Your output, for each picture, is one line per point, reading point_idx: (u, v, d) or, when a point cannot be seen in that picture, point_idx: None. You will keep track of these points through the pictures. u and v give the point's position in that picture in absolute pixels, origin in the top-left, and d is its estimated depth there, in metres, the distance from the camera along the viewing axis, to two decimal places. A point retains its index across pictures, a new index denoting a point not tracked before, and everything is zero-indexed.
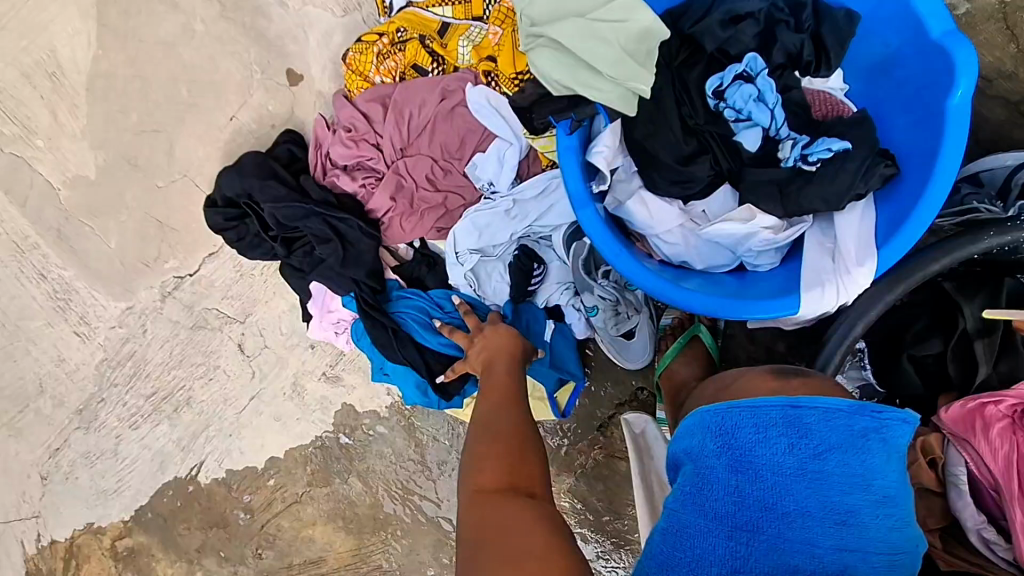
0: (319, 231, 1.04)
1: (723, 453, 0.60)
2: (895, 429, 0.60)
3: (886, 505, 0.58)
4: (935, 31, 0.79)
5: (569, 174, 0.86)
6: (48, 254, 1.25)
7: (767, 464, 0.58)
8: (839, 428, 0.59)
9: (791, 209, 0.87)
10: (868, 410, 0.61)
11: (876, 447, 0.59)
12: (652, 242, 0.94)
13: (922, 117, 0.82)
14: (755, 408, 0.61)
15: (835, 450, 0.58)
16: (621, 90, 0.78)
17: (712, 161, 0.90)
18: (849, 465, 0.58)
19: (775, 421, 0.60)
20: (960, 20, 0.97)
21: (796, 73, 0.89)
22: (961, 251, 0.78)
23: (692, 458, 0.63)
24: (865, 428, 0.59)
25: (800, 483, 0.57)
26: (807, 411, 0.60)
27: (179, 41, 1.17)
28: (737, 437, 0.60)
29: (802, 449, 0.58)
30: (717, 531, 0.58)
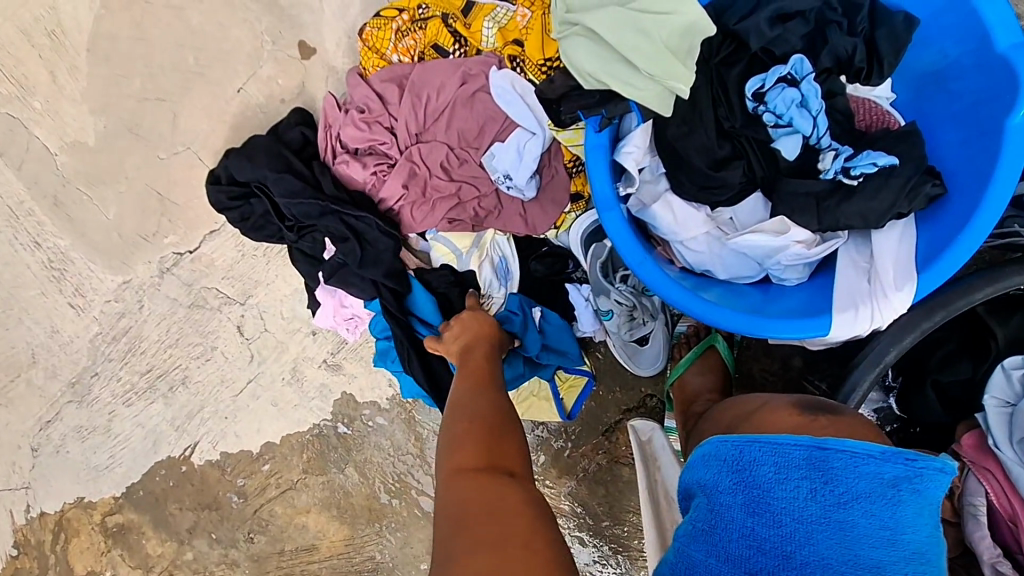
0: (333, 228, 1.00)
1: (740, 492, 0.58)
2: (931, 479, 0.56)
3: (915, 562, 0.55)
4: (1001, 43, 0.73)
5: (596, 173, 0.81)
6: (43, 221, 1.20)
7: (785, 507, 0.56)
8: (868, 476, 0.55)
9: (826, 222, 0.82)
10: (901, 456, 0.56)
11: (908, 498, 0.55)
12: (676, 249, 0.90)
13: (977, 136, 0.77)
14: (778, 446, 0.58)
15: (862, 500, 0.54)
16: (659, 90, 0.72)
17: (746, 167, 0.86)
18: (874, 516, 0.54)
19: (800, 462, 0.57)
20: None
21: (842, 78, 0.83)
22: (1006, 282, 0.74)
23: (707, 490, 0.61)
24: (896, 477, 0.55)
25: (821, 532, 0.55)
26: (834, 454, 0.56)
27: (187, 4, 1.11)
28: (755, 475, 0.58)
29: (824, 495, 0.55)
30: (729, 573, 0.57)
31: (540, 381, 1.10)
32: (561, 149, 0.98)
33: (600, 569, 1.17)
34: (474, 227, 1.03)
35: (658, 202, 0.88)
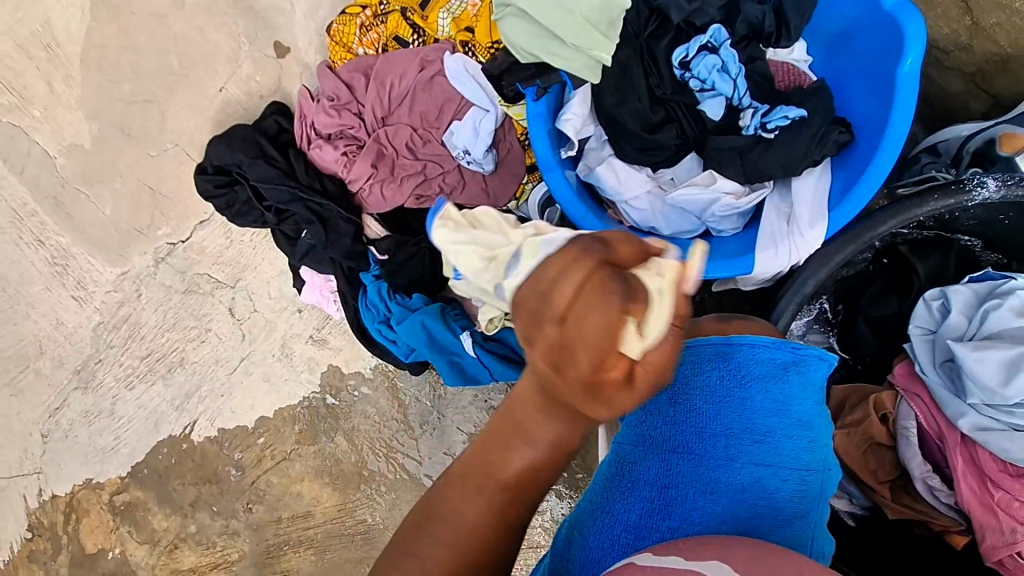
0: (301, 214, 1.10)
1: (665, 388, 0.67)
2: (811, 367, 0.66)
3: (800, 428, 0.66)
4: (888, 2, 0.82)
5: (538, 139, 0.90)
6: (46, 221, 1.29)
7: (698, 393, 0.66)
8: (764, 362, 0.66)
9: (751, 174, 0.91)
10: (790, 346, 0.67)
11: (794, 378, 0.66)
12: (622, 208, 0.98)
13: (877, 86, 0.86)
14: (693, 346, 0.67)
15: (759, 380, 0.66)
16: (587, 59, 0.83)
17: (678, 129, 0.95)
18: (769, 394, 0.66)
19: (711, 357, 0.67)
20: None
21: (760, 45, 0.93)
22: (910, 214, 0.83)
23: (640, 397, 0.70)
24: (786, 362, 0.66)
25: (726, 409, 0.66)
26: (739, 347, 0.66)
27: (170, 12, 1.21)
28: (676, 373, 0.67)
29: (730, 380, 0.66)
30: (653, 454, 0.67)
31: None
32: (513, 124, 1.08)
33: None
34: (440, 201, 1.12)
35: (602, 165, 0.96)
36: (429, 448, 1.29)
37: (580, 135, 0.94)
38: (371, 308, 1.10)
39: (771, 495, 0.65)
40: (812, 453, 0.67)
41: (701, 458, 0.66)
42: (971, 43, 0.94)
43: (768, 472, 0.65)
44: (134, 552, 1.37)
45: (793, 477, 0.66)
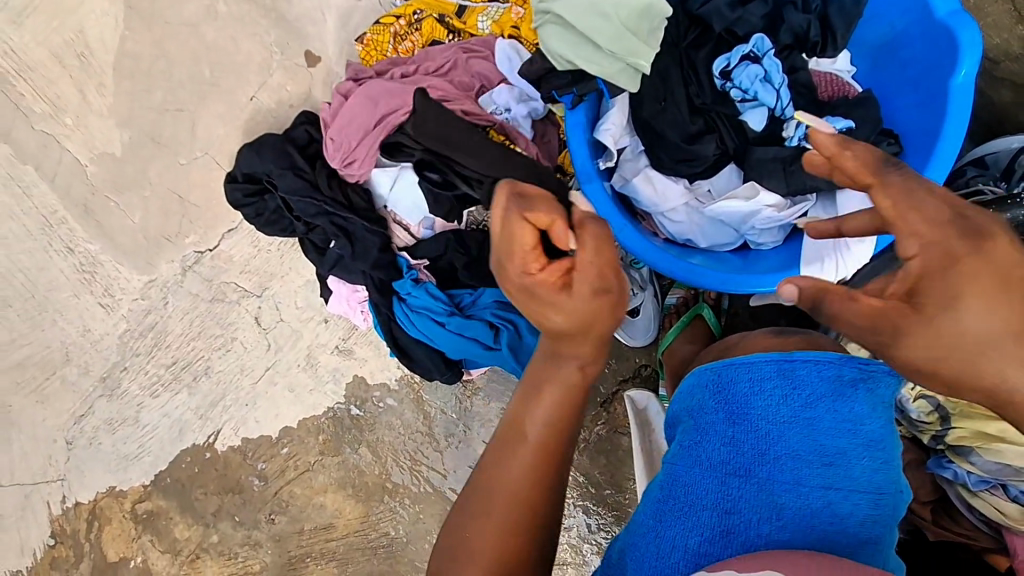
0: (327, 228, 1.09)
1: (724, 408, 0.67)
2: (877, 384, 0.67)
3: (869, 447, 0.66)
4: (940, 10, 0.80)
5: (577, 150, 0.89)
6: (75, 228, 1.30)
7: (761, 412, 0.65)
8: (827, 380, 0.66)
9: (794, 186, 0.90)
10: (854, 363, 0.67)
11: (861, 397, 0.66)
12: (658, 220, 0.96)
13: (927, 97, 0.83)
14: (752, 363, 0.67)
15: (824, 399, 0.65)
16: (626, 70, 0.81)
17: (718, 140, 0.93)
18: (838, 413, 0.65)
19: (772, 375, 0.66)
20: (969, 4, 0.95)
21: (802, 55, 0.91)
22: None
23: (693, 415, 0.69)
24: (851, 380, 0.66)
25: (793, 427, 0.65)
26: (801, 363, 0.66)
27: (202, 21, 1.21)
28: (734, 391, 0.67)
29: (794, 399, 0.65)
30: (713, 477, 0.64)
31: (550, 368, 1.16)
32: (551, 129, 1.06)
33: (605, 536, 1.22)
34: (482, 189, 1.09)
35: (639, 177, 0.94)
36: (454, 462, 1.27)
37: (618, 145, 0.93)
38: (422, 308, 1.11)
39: (838, 517, 0.63)
40: (878, 476, 0.65)
41: (766, 481, 0.63)
42: None
43: (834, 496, 0.64)
44: (155, 562, 1.36)
45: (868, 501, 0.64)
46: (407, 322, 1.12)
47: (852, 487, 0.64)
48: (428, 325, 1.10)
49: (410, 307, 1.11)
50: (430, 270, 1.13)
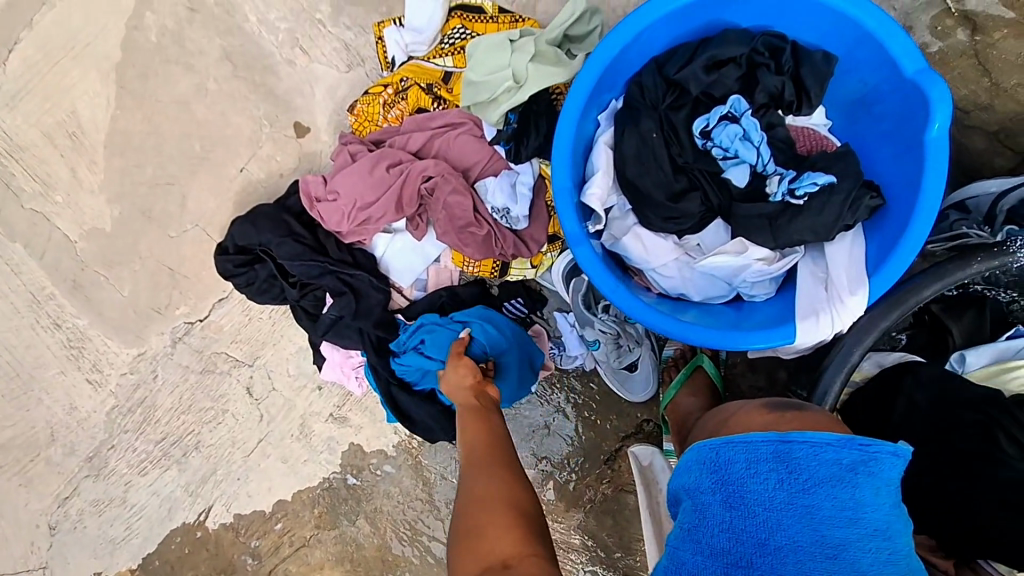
0: (332, 286, 1.10)
1: (719, 490, 0.61)
2: (825, 460, 0.58)
3: (878, 538, 0.57)
4: (909, 69, 0.82)
5: (565, 215, 0.89)
6: (63, 304, 1.28)
7: (758, 499, 0.58)
8: (828, 462, 0.57)
9: (782, 240, 0.90)
10: (857, 442, 0.58)
11: (865, 482, 0.57)
12: (649, 276, 0.97)
13: (904, 150, 0.86)
14: (745, 442, 0.61)
15: (825, 484, 0.57)
16: (510, 94, 0.99)
17: (703, 197, 0.94)
18: (838, 499, 0.57)
19: (767, 456, 0.59)
20: (934, 57, 0.98)
21: (779, 112, 0.94)
22: (952, 277, 0.79)
23: (690, 494, 0.64)
24: (853, 462, 0.58)
25: (792, 516, 0.57)
26: (798, 444, 0.59)
27: (193, 98, 1.24)
28: (730, 473, 0.60)
29: (790, 484, 0.58)
30: (712, 567, 0.59)
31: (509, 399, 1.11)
32: (545, 184, 1.06)
33: None
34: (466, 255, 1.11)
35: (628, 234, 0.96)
36: None
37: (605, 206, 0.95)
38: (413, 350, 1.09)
39: None
40: (898, 566, 0.57)
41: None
42: (993, 102, 0.95)
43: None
44: None
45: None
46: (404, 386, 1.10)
47: None
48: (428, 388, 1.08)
49: (405, 371, 1.09)
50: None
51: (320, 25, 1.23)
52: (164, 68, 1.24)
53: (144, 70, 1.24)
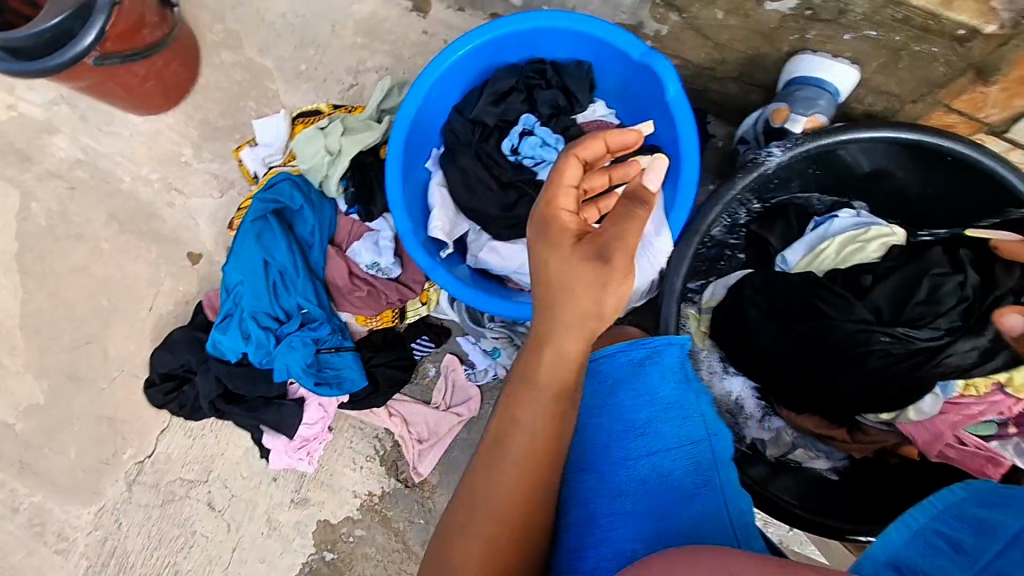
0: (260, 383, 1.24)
1: (560, 418, 0.80)
2: (621, 364, 0.78)
3: (671, 410, 0.76)
4: (637, 53, 1.00)
5: (415, 252, 1.03)
6: (16, 485, 1.34)
7: (584, 414, 0.78)
8: (622, 366, 0.78)
9: (602, 213, 1.07)
10: (641, 344, 0.79)
11: (651, 370, 0.77)
12: (516, 277, 1.15)
13: (662, 113, 1.05)
14: (566, 375, 0.81)
15: (621, 382, 0.77)
16: (333, 165, 1.13)
17: (531, 201, 1.12)
18: (637, 395, 0.76)
19: (582, 378, 0.80)
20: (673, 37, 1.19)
21: (566, 116, 1.11)
22: (726, 198, 0.96)
23: (550, 433, 0.82)
24: (638, 359, 0.78)
25: (607, 416, 0.77)
26: (599, 362, 0.79)
27: (90, 262, 1.37)
28: (564, 402, 0.80)
29: (599, 391, 0.78)
30: (568, 479, 0.77)
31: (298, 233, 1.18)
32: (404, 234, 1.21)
33: None
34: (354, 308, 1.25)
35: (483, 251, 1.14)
36: None
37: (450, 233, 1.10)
38: (280, 201, 1.16)
39: (668, 477, 0.73)
40: (692, 427, 0.75)
41: (603, 468, 0.75)
42: (723, 57, 1.08)
43: (663, 458, 0.74)
44: None
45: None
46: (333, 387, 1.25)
47: (667, 447, 0.74)
48: (350, 372, 1.25)
49: (330, 373, 1.25)
50: (349, 402, 1.30)
51: (186, 166, 1.40)
52: (58, 245, 1.37)
53: (41, 252, 1.37)
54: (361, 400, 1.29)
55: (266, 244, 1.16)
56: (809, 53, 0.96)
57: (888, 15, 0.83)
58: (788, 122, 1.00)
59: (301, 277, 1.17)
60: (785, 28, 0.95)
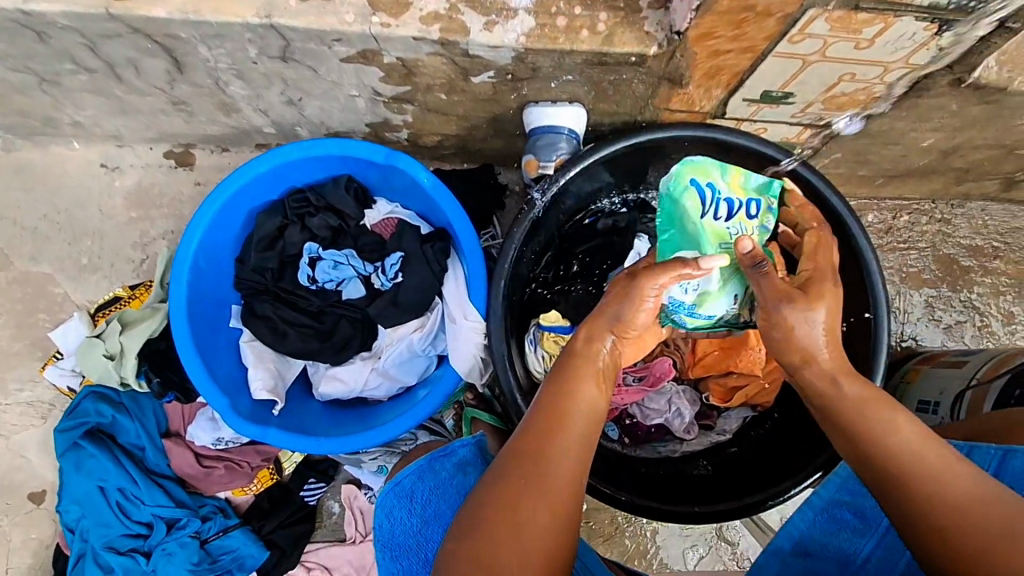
0: None
1: (386, 548, 0.86)
2: (434, 479, 0.88)
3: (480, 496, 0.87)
4: (379, 157, 1.02)
5: (236, 425, 1.00)
6: None
7: (405, 533, 0.86)
8: (442, 477, 0.88)
9: (414, 310, 1.09)
10: (439, 452, 0.90)
11: (448, 465, 0.89)
12: (367, 395, 1.13)
13: (424, 202, 1.10)
14: (384, 501, 0.88)
15: (428, 493, 0.87)
16: (109, 372, 1.06)
17: (347, 318, 1.11)
18: (445, 495, 0.87)
19: (397, 499, 0.88)
20: (412, 132, 1.20)
21: (346, 229, 1.11)
22: (508, 258, 0.97)
23: (385, 545, 0.86)
24: (442, 457, 0.90)
25: (434, 525, 0.86)
26: (406, 479, 0.88)
27: None
28: (387, 527, 0.87)
29: (416, 509, 0.87)
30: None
31: (124, 441, 1.16)
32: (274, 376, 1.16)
33: None
34: (228, 476, 1.19)
35: (324, 382, 1.13)
36: None
37: (277, 389, 1.08)
38: (88, 421, 1.13)
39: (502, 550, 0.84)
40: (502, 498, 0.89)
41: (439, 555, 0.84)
42: (466, 113, 1.09)
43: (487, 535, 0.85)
44: None
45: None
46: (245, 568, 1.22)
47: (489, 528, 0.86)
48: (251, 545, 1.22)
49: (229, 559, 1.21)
50: None
51: None
52: None
53: None
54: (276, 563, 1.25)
55: (76, 463, 1.13)
56: (534, 105, 1.01)
57: (572, 62, 0.88)
58: (542, 171, 1.04)
59: (143, 487, 1.14)
60: (501, 92, 0.99)
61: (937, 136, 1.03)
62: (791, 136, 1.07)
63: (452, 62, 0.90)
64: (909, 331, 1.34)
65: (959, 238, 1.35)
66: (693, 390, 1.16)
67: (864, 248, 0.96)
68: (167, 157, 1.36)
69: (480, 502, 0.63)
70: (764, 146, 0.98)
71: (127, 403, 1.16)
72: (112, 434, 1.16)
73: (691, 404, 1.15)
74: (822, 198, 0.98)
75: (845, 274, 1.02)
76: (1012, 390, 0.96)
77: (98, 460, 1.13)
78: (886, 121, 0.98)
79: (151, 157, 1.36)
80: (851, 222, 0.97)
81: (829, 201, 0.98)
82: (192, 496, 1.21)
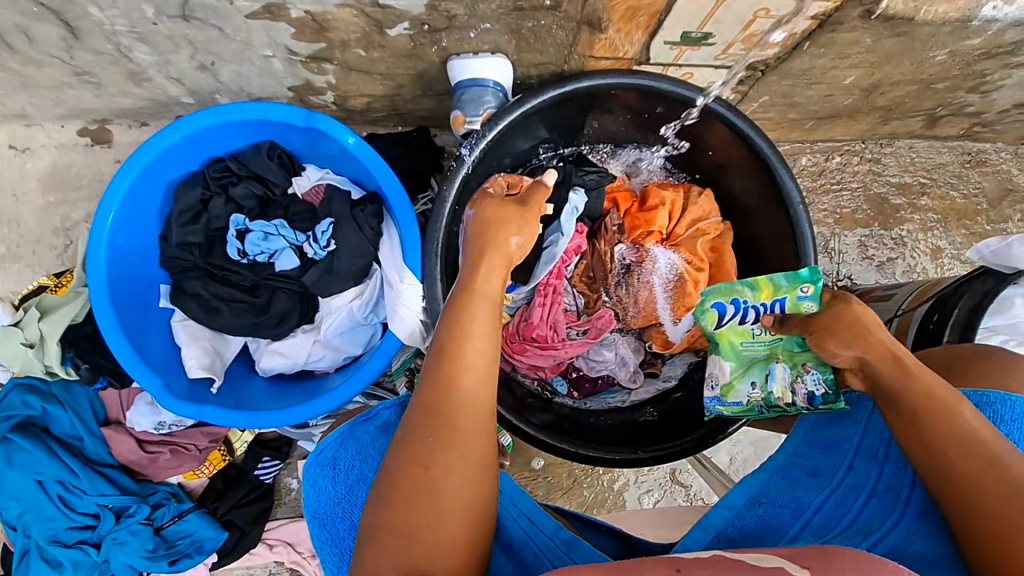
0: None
1: (315, 515, 0.87)
2: (352, 444, 0.88)
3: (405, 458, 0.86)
4: (299, 120, 0.98)
5: (169, 404, 0.97)
6: None
7: (330, 499, 0.86)
8: (363, 441, 0.88)
9: (352, 277, 1.07)
10: (361, 419, 0.90)
11: (370, 429, 0.89)
12: (309, 368, 1.11)
13: (353, 166, 1.06)
14: (312, 472, 0.89)
15: (351, 458, 0.87)
16: (32, 361, 1.02)
17: (283, 291, 1.08)
18: (367, 457, 0.87)
19: (321, 467, 0.89)
20: (338, 94, 1.16)
21: (274, 199, 1.07)
22: (439, 216, 0.95)
23: (315, 514, 0.87)
24: (364, 422, 0.90)
25: (358, 488, 0.86)
26: (329, 448, 0.89)
27: None
28: (315, 495, 0.88)
29: (339, 475, 0.87)
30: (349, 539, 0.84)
31: (59, 431, 1.12)
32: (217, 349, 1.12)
33: None
34: (174, 460, 1.16)
35: (265, 357, 1.10)
36: None
37: (213, 367, 1.05)
38: (16, 414, 1.09)
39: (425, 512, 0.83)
40: None
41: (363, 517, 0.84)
42: (390, 71, 1.05)
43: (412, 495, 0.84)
44: None
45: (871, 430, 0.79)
46: (200, 551, 1.20)
47: None
48: (205, 527, 1.19)
49: (183, 543, 1.18)
50: (219, 558, 1.23)
51: None
52: None
53: None
54: (231, 544, 1.22)
55: (8, 456, 1.09)
56: (456, 58, 0.99)
57: (486, 9, 0.86)
58: (469, 127, 1.01)
59: (83, 476, 1.11)
60: (420, 45, 0.96)
61: (857, 73, 1.04)
62: (717, 80, 1.07)
63: (364, 14, 0.87)
64: (844, 270, 1.38)
65: (887, 177, 1.39)
66: (637, 339, 1.18)
67: (789, 188, 0.98)
68: (81, 135, 1.28)
69: (391, 475, 0.63)
70: (682, 88, 0.96)
71: (58, 393, 1.11)
72: (46, 426, 1.12)
73: (634, 353, 1.17)
74: (748, 141, 0.98)
75: (775, 215, 1.03)
76: (930, 316, 0.96)
77: (33, 452, 1.09)
78: (805, 60, 0.99)
79: (64, 136, 1.28)
80: (776, 162, 0.98)
81: (754, 142, 0.98)
82: (138, 483, 1.18)
